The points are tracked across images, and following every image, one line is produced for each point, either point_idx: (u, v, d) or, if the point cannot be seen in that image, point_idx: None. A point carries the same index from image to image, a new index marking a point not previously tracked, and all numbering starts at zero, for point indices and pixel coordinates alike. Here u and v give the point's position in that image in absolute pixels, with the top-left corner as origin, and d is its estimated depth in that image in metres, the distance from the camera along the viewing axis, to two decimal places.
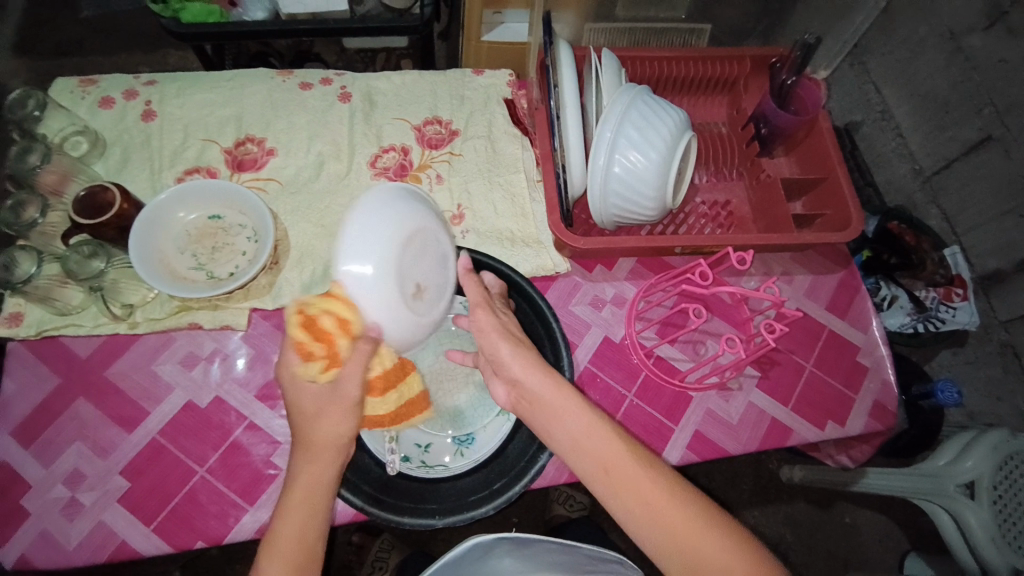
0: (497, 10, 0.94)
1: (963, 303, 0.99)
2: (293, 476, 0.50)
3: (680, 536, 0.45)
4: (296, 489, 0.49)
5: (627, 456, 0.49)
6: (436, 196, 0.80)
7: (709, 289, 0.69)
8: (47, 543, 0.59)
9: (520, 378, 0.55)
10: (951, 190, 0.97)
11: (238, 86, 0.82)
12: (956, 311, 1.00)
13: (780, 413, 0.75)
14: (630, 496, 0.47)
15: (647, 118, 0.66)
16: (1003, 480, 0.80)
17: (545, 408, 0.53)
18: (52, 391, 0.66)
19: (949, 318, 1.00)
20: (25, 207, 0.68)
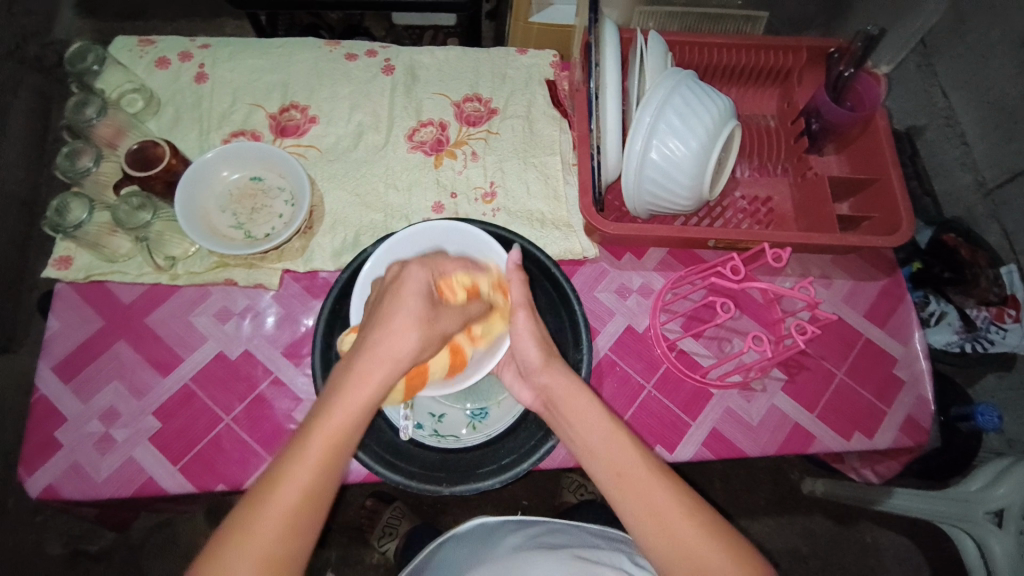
0: None
1: (1016, 325, 0.91)
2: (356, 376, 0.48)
3: (679, 537, 0.45)
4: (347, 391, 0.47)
5: (632, 452, 0.49)
6: (470, 173, 0.80)
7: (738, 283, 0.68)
8: (77, 475, 0.63)
9: (548, 383, 0.56)
10: (1014, 205, 0.91)
11: (287, 54, 0.84)
12: (1007, 333, 0.92)
13: (804, 418, 0.73)
14: (635, 497, 0.47)
15: (690, 104, 0.64)
16: None
17: (564, 410, 0.54)
18: (95, 333, 0.70)
19: (999, 340, 0.93)
20: (80, 156, 0.69)
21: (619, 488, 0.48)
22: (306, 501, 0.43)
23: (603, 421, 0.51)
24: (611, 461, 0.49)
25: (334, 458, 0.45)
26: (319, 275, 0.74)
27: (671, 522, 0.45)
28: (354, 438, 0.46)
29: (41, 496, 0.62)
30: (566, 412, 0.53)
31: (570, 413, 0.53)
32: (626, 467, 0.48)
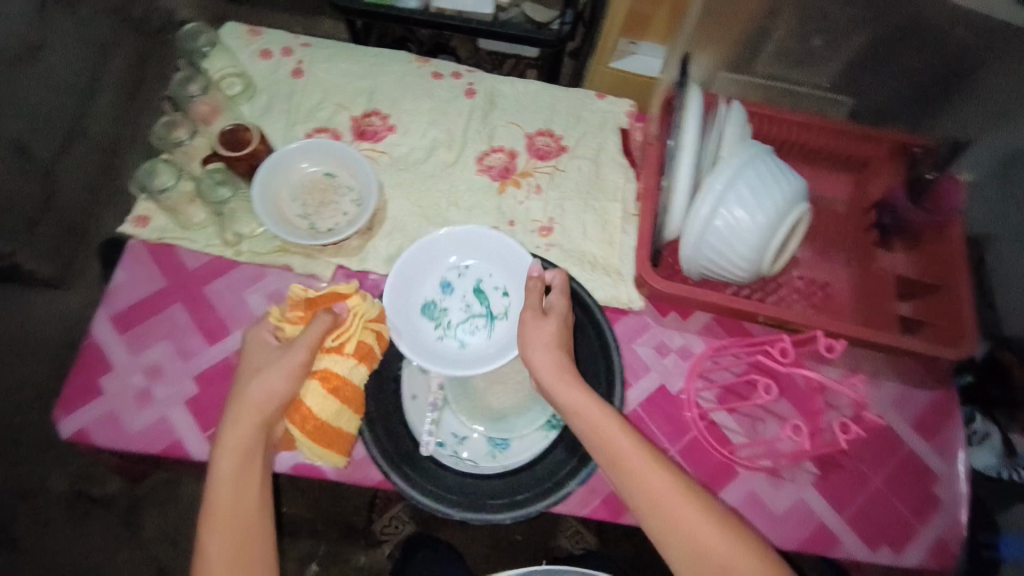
0: (632, 40, 0.99)
1: None
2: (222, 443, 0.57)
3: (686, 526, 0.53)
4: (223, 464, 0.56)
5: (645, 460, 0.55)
6: (531, 205, 0.81)
7: (784, 367, 0.64)
8: (112, 424, 0.66)
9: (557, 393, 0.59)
10: None
11: (379, 63, 0.88)
12: None
13: (830, 517, 0.70)
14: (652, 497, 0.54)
15: (765, 178, 0.63)
16: None
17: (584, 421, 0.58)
18: (155, 292, 0.73)
19: None
20: (177, 128, 0.77)
21: (619, 467, 0.56)
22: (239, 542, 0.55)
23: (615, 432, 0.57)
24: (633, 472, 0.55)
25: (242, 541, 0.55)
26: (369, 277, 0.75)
27: (663, 497, 0.54)
28: (248, 483, 0.56)
29: (72, 436, 0.66)
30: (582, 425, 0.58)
31: (589, 421, 0.58)
32: (619, 451, 0.56)
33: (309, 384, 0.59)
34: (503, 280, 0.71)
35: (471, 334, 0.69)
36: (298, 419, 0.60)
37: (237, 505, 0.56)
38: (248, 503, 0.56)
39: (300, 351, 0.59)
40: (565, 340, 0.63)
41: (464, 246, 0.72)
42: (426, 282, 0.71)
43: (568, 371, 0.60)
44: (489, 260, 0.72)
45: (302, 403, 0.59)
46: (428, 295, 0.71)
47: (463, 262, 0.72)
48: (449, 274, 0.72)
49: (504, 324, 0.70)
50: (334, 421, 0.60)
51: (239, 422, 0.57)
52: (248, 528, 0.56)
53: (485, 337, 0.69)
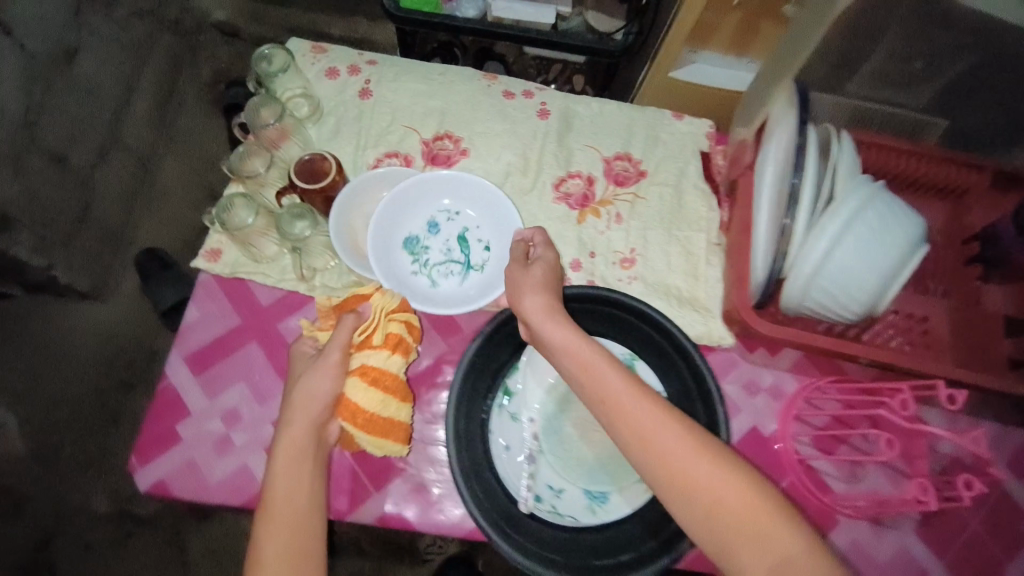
0: (693, 50, 1.00)
1: None
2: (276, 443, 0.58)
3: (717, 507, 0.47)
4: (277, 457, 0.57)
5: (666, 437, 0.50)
6: (612, 236, 0.78)
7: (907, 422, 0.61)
8: (192, 473, 0.65)
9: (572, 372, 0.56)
10: None
11: (448, 82, 0.84)
12: None
13: (935, 568, 0.67)
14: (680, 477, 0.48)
15: (885, 221, 0.59)
16: None
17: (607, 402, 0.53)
18: (230, 330, 0.71)
19: None
20: (253, 158, 0.74)
21: (614, 412, 0.52)
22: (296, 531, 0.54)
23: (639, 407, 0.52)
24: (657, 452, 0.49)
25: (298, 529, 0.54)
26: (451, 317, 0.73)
27: (686, 469, 0.48)
28: (303, 473, 0.57)
29: (150, 489, 0.64)
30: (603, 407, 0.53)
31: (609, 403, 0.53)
32: (615, 393, 0.53)
33: (349, 381, 0.61)
34: (487, 235, 0.76)
35: (445, 275, 0.76)
36: (347, 416, 0.61)
37: (294, 507, 0.55)
38: (302, 496, 0.56)
39: (334, 351, 0.61)
40: (554, 286, 0.62)
41: (454, 195, 0.77)
42: (413, 219, 0.76)
43: (561, 314, 0.59)
44: (478, 213, 0.76)
45: (348, 400, 0.60)
46: (414, 232, 0.76)
47: (453, 209, 0.77)
48: (438, 216, 0.77)
49: (478, 276, 0.75)
50: (382, 412, 0.61)
51: (293, 422, 0.58)
52: (304, 532, 0.54)
53: (459, 283, 0.75)
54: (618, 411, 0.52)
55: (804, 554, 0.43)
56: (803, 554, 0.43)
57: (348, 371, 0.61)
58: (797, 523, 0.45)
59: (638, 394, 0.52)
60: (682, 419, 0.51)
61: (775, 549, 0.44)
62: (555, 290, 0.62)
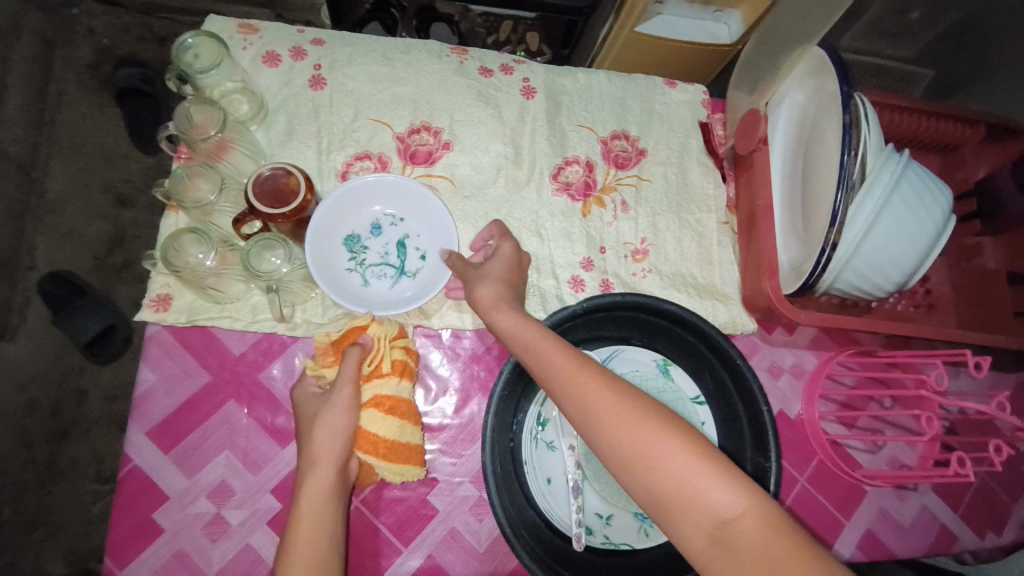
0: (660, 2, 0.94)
1: None
2: (298, 496, 0.48)
3: (680, 492, 0.40)
4: (302, 511, 0.47)
5: (631, 423, 0.43)
6: (620, 226, 0.71)
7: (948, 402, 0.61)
8: (184, 566, 0.55)
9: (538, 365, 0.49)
10: None
11: (415, 62, 0.72)
12: None
13: (952, 519, 0.71)
14: (642, 466, 0.41)
15: (918, 194, 0.57)
16: None
17: (567, 392, 0.47)
18: (200, 389, 0.59)
19: None
20: (196, 180, 0.58)
21: (552, 384, 0.48)
22: None
23: (601, 394, 0.45)
24: (620, 440, 0.42)
25: None
26: (461, 339, 0.65)
27: (647, 453, 0.41)
28: (329, 522, 0.47)
29: None
30: (564, 399, 0.47)
31: (574, 397, 0.46)
32: (556, 369, 0.48)
33: (365, 413, 0.52)
34: (429, 244, 0.64)
35: (378, 279, 0.63)
36: (365, 451, 0.52)
37: (316, 552, 0.44)
38: (331, 554, 0.45)
39: (344, 385, 0.52)
40: (515, 281, 0.59)
41: (401, 204, 0.65)
42: (353, 217, 0.64)
43: (512, 303, 0.55)
44: (425, 222, 0.65)
45: (367, 431, 0.52)
46: (352, 230, 0.64)
47: (398, 214, 0.65)
48: (382, 218, 0.65)
49: (413, 284, 0.63)
50: (403, 439, 0.53)
51: (316, 465, 0.49)
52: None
53: (389, 289, 0.63)
54: (561, 386, 0.47)
55: (748, 518, 0.38)
56: (747, 519, 0.38)
57: (361, 403, 0.53)
58: (744, 484, 0.39)
59: (577, 362, 0.48)
60: (619, 386, 0.46)
61: (718, 516, 0.38)
62: (513, 283, 0.59)
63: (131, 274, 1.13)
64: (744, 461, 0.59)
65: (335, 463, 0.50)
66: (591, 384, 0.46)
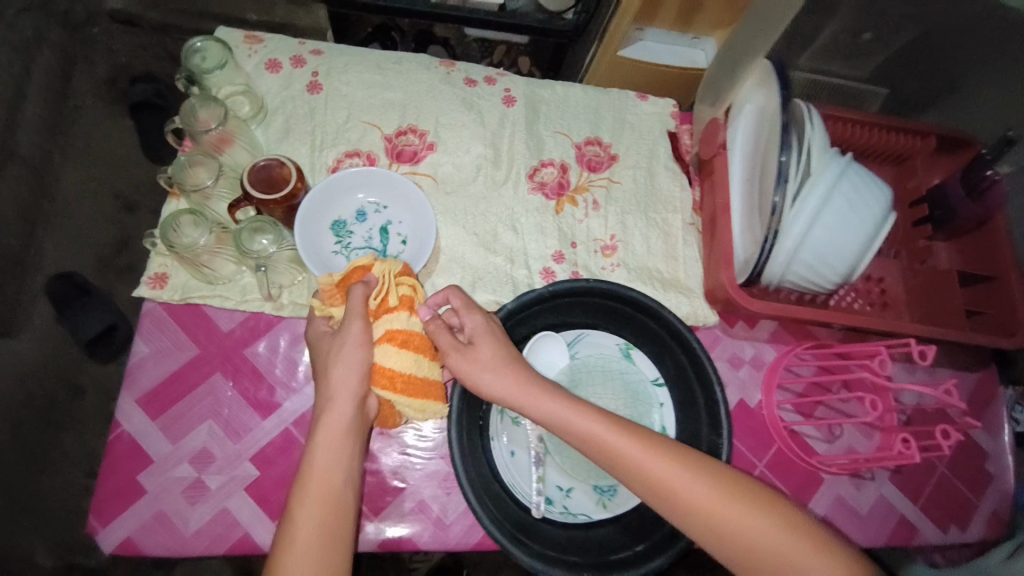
0: (641, 26, 0.99)
1: None
2: (316, 427, 0.51)
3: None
4: (318, 446, 0.50)
5: (737, 518, 0.48)
6: (591, 224, 0.76)
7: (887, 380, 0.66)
8: (163, 526, 0.58)
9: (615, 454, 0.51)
10: None
11: (404, 71, 0.79)
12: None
13: (910, 510, 0.73)
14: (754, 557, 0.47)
15: (858, 191, 0.62)
16: None
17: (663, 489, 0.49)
18: (188, 362, 0.63)
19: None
20: (196, 168, 0.64)
21: (668, 497, 0.49)
22: (334, 529, 0.48)
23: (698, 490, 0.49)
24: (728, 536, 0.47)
25: (331, 529, 0.47)
26: None
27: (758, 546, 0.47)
28: (342, 459, 0.50)
29: (117, 550, 0.57)
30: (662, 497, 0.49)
31: (673, 496, 0.49)
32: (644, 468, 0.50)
33: (378, 348, 0.54)
34: (411, 231, 0.69)
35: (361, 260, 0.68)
36: (384, 385, 0.54)
37: (331, 485, 0.49)
38: (343, 491, 0.49)
39: (355, 321, 0.54)
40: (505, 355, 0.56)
41: (384, 194, 0.70)
42: (339, 204, 0.69)
43: (547, 390, 0.54)
44: (407, 211, 0.70)
45: (382, 366, 0.54)
46: (339, 216, 0.68)
47: (382, 203, 0.70)
48: (366, 206, 0.70)
49: None
50: (418, 372, 0.56)
51: (333, 402, 0.51)
52: (339, 513, 0.48)
53: None
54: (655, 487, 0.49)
55: None
56: None
57: (374, 339, 0.54)
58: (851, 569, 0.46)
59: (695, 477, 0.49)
60: (714, 481, 0.49)
61: None
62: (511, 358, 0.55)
63: (136, 275, 1.19)
64: (701, 438, 0.62)
65: (353, 399, 0.52)
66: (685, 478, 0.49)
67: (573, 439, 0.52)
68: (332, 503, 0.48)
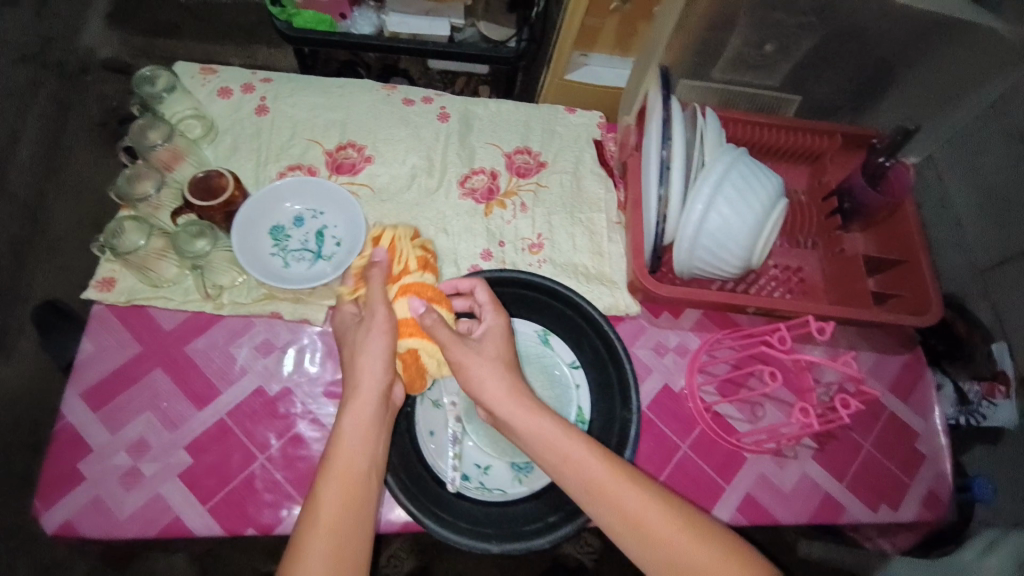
0: (583, 53, 1.07)
1: (1006, 400, 0.85)
2: (346, 411, 0.55)
3: None
4: (348, 426, 0.54)
5: (677, 533, 0.50)
6: (518, 224, 0.82)
7: (785, 355, 0.69)
8: (99, 510, 0.61)
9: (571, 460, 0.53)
10: (1006, 287, 0.90)
11: (346, 93, 0.86)
12: (997, 407, 0.85)
13: (835, 488, 0.74)
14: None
15: (747, 181, 0.68)
16: None
17: (609, 498, 0.51)
18: (131, 359, 0.68)
19: (990, 414, 0.85)
20: (143, 181, 0.71)
21: (617, 507, 0.51)
22: (352, 508, 0.51)
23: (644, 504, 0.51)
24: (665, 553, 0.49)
25: (350, 506, 0.51)
26: None
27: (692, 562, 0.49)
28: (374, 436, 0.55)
29: (57, 531, 0.60)
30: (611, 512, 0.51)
31: (624, 506, 0.51)
32: (598, 479, 0.52)
33: (401, 303, 0.61)
34: (344, 234, 0.74)
35: (298, 261, 0.73)
36: (405, 333, 0.60)
37: (357, 466, 0.53)
38: (366, 474, 0.53)
39: (380, 306, 0.59)
40: (509, 358, 0.59)
41: (322, 201, 0.75)
42: (278, 211, 0.74)
43: (525, 399, 0.56)
44: (340, 216, 0.75)
45: (407, 317, 0.61)
46: (278, 222, 0.74)
47: (318, 209, 0.75)
48: (303, 213, 0.75)
49: (329, 264, 0.73)
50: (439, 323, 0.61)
51: (362, 387, 0.56)
52: (364, 491, 0.52)
53: (308, 269, 0.73)
54: (599, 498, 0.52)
55: None
56: None
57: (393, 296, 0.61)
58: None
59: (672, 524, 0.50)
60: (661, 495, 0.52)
61: None
62: (511, 362, 0.59)
63: None
64: (614, 417, 0.66)
65: (383, 384, 0.57)
66: (632, 488, 0.52)
67: (535, 447, 0.54)
68: (354, 481, 0.52)
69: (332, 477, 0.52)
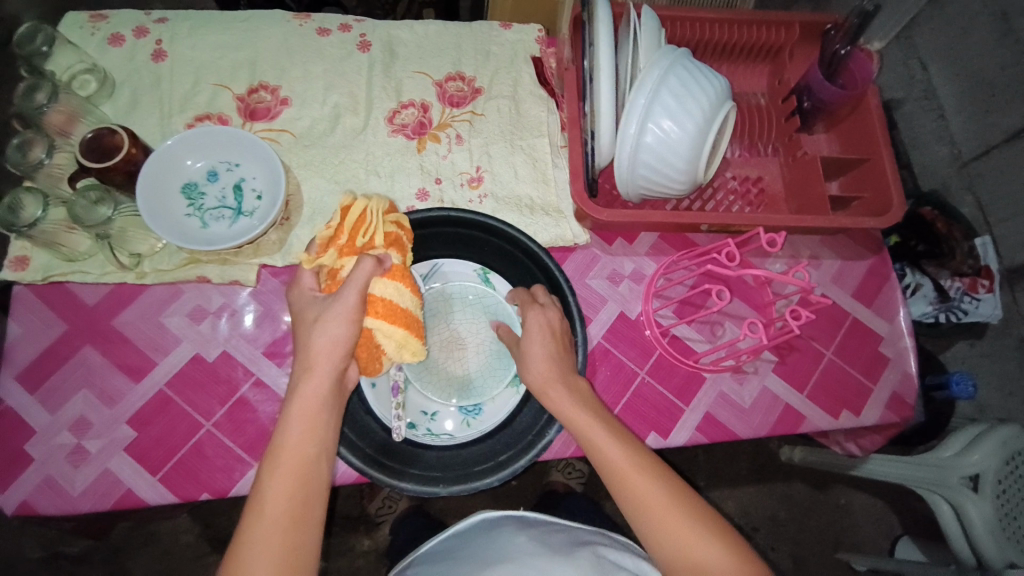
0: None
1: (988, 295, 0.87)
2: (295, 394, 0.51)
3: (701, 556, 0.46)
4: (297, 410, 0.51)
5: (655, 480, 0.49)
6: (454, 158, 0.76)
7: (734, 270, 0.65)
8: (51, 490, 0.60)
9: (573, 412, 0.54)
10: (989, 178, 0.86)
11: (253, 28, 0.77)
12: (980, 303, 0.87)
13: (796, 400, 0.73)
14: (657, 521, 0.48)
15: (686, 85, 0.61)
16: (1007, 474, 0.78)
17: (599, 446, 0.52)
18: (59, 338, 0.65)
19: (972, 310, 0.88)
20: (32, 147, 0.66)
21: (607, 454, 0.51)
22: (299, 495, 0.48)
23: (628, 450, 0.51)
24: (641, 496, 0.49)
25: (296, 494, 0.48)
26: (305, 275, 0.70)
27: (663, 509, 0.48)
28: (322, 421, 0.51)
29: (16, 512, 0.59)
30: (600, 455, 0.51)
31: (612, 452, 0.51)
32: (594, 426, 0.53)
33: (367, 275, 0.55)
34: (263, 185, 0.69)
35: (216, 220, 0.69)
36: (367, 311, 0.55)
37: (304, 458, 0.49)
38: (315, 463, 0.50)
39: (350, 291, 0.53)
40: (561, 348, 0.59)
41: (235, 151, 0.70)
42: (189, 167, 0.69)
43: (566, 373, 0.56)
44: (256, 166, 0.70)
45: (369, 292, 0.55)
46: (191, 178, 0.69)
47: (233, 161, 0.70)
48: (216, 166, 0.70)
49: (251, 220, 0.69)
50: (401, 302, 0.56)
51: (314, 371, 0.52)
52: (311, 477, 0.49)
53: (229, 227, 0.68)
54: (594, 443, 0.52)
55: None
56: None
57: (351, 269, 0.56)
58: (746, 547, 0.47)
59: (660, 495, 0.49)
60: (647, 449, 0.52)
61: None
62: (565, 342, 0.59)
63: None
64: None
65: (333, 365, 0.52)
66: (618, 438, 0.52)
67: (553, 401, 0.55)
68: (305, 467, 0.49)
69: (278, 466, 0.48)
